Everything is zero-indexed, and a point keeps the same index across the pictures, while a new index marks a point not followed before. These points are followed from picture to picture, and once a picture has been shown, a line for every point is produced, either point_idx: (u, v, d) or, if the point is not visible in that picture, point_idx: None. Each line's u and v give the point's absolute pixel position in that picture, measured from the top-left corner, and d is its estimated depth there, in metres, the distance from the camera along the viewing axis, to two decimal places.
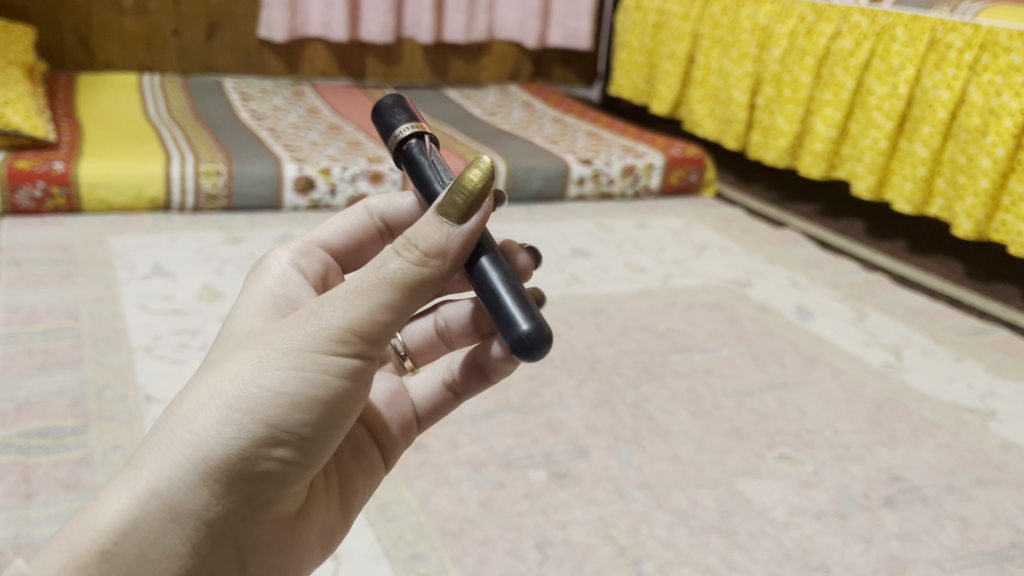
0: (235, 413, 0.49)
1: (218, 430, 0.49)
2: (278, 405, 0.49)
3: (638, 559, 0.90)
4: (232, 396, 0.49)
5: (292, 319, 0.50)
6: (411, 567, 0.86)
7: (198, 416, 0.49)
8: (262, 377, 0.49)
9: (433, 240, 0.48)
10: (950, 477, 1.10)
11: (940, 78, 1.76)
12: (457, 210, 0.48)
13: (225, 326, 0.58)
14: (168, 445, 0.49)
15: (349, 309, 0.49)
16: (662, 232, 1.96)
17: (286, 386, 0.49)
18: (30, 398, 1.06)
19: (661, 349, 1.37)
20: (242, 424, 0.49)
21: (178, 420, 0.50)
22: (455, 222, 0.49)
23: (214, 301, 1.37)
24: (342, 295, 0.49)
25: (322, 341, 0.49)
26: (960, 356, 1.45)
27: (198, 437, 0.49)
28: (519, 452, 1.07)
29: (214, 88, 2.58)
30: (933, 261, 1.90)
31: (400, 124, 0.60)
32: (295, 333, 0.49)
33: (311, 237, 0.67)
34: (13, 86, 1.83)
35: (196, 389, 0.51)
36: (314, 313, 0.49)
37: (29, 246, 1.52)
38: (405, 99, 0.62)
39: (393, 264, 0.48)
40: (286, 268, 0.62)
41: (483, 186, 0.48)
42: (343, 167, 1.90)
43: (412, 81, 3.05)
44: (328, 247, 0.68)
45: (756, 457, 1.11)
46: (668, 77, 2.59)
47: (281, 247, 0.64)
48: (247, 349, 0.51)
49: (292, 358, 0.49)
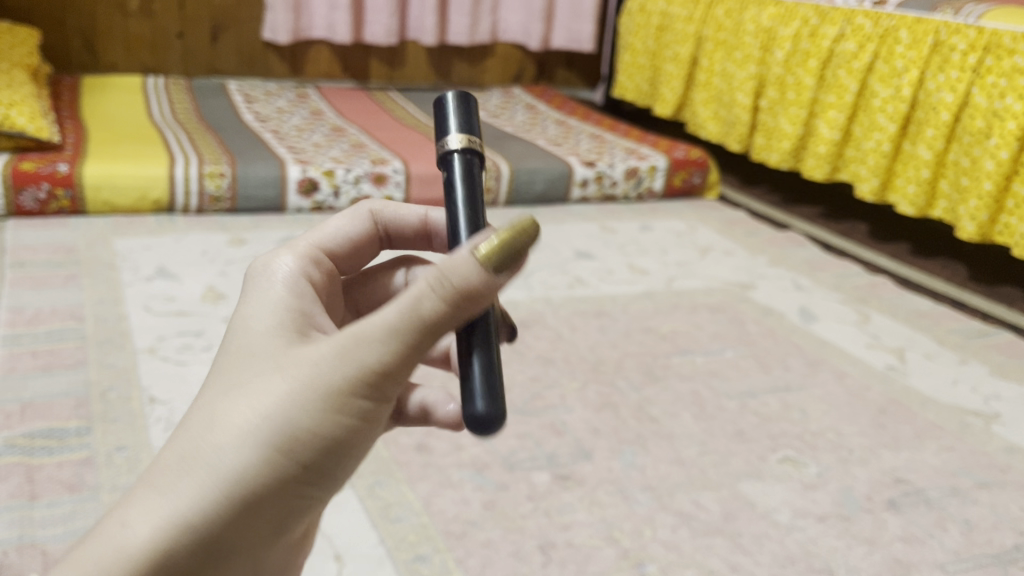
0: (279, 453, 0.44)
1: (259, 471, 0.44)
2: (321, 451, 0.45)
3: (642, 561, 0.90)
4: (277, 433, 0.44)
5: (327, 349, 0.45)
6: (414, 569, 0.86)
7: (236, 452, 0.44)
8: (304, 420, 0.45)
9: (465, 284, 0.41)
10: (954, 480, 1.10)
11: (943, 80, 1.76)
12: (492, 252, 0.41)
13: (236, 323, 0.51)
14: (198, 481, 0.44)
15: (393, 352, 0.43)
16: (666, 234, 1.96)
17: (329, 428, 0.45)
18: (34, 399, 1.06)
19: (665, 351, 1.38)
20: (286, 465, 0.45)
21: (209, 452, 0.45)
22: (489, 268, 0.41)
23: (218, 302, 1.38)
24: (381, 329, 0.43)
25: (362, 383, 0.44)
26: (964, 359, 1.45)
27: (235, 477, 0.44)
28: (522, 454, 1.07)
29: (218, 90, 2.59)
30: (937, 264, 1.90)
31: (451, 132, 0.52)
32: (336, 371, 0.44)
33: (310, 241, 0.60)
34: (18, 88, 1.84)
35: (229, 415, 0.46)
36: (354, 348, 0.44)
37: (34, 248, 1.53)
38: (473, 102, 0.54)
39: (427, 301, 0.42)
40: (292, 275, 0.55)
41: (520, 240, 0.42)
42: (347, 169, 1.90)
43: (416, 83, 3.06)
44: (332, 246, 0.61)
45: (758, 459, 1.11)
46: (671, 80, 2.59)
47: (282, 250, 0.56)
48: (281, 378, 0.45)
49: (337, 400, 0.44)
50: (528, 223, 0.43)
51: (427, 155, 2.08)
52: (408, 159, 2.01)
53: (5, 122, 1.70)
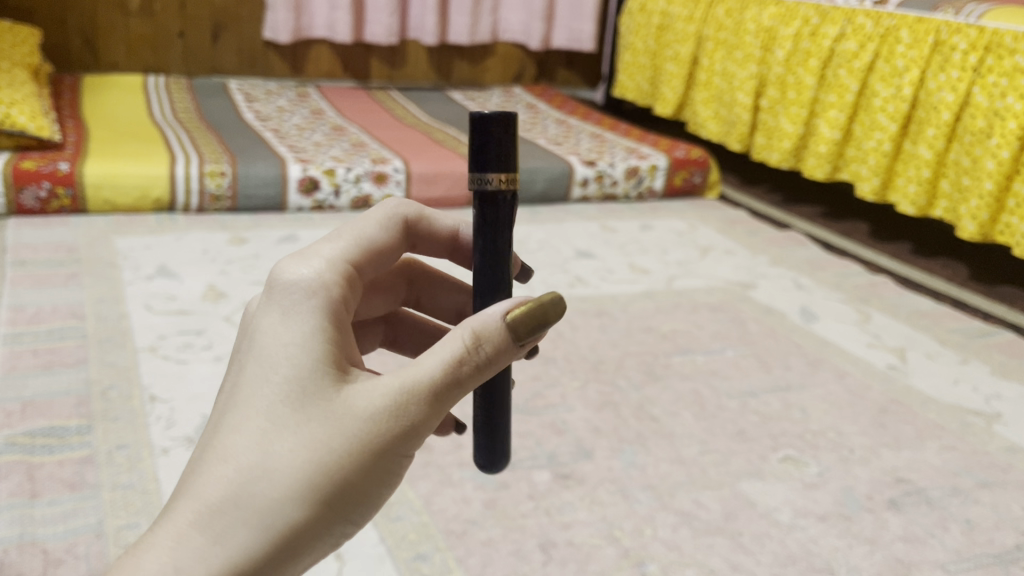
0: (327, 504, 0.48)
1: (308, 521, 0.48)
2: (359, 496, 0.49)
3: (643, 560, 0.90)
4: (329, 489, 0.48)
5: (378, 398, 0.48)
6: (415, 568, 0.86)
7: (289, 507, 0.47)
8: (353, 474, 0.48)
9: (495, 351, 0.49)
10: (956, 479, 1.09)
11: (944, 80, 1.76)
12: (518, 324, 0.50)
13: (263, 355, 0.49)
14: (249, 526, 0.47)
15: (435, 407, 0.49)
16: (667, 233, 1.96)
17: (373, 477, 0.49)
18: (35, 398, 1.06)
19: (665, 350, 1.38)
20: (332, 512, 0.48)
21: (262, 500, 0.47)
22: (515, 340, 0.50)
23: (218, 301, 1.37)
24: (431, 385, 0.48)
25: (406, 438, 0.49)
26: (965, 358, 1.44)
27: (287, 526, 0.47)
28: (522, 453, 1.07)
29: (218, 89, 2.59)
30: (938, 264, 1.90)
31: (487, 174, 0.50)
32: (387, 424, 0.48)
33: (338, 243, 0.55)
34: (19, 87, 1.84)
35: (280, 463, 0.47)
36: (404, 401, 0.48)
37: (35, 246, 1.53)
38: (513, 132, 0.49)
39: (465, 363, 0.49)
40: (317, 294, 0.50)
41: (545, 314, 0.50)
42: (347, 168, 1.90)
43: (417, 83, 3.06)
44: (363, 250, 0.56)
45: (759, 458, 1.11)
46: (672, 79, 2.60)
47: (301, 266, 0.51)
48: (331, 427, 0.48)
49: (385, 455, 0.49)
50: (553, 298, 0.51)
51: (427, 153, 2.08)
52: (408, 159, 2.01)
53: (6, 120, 1.70)
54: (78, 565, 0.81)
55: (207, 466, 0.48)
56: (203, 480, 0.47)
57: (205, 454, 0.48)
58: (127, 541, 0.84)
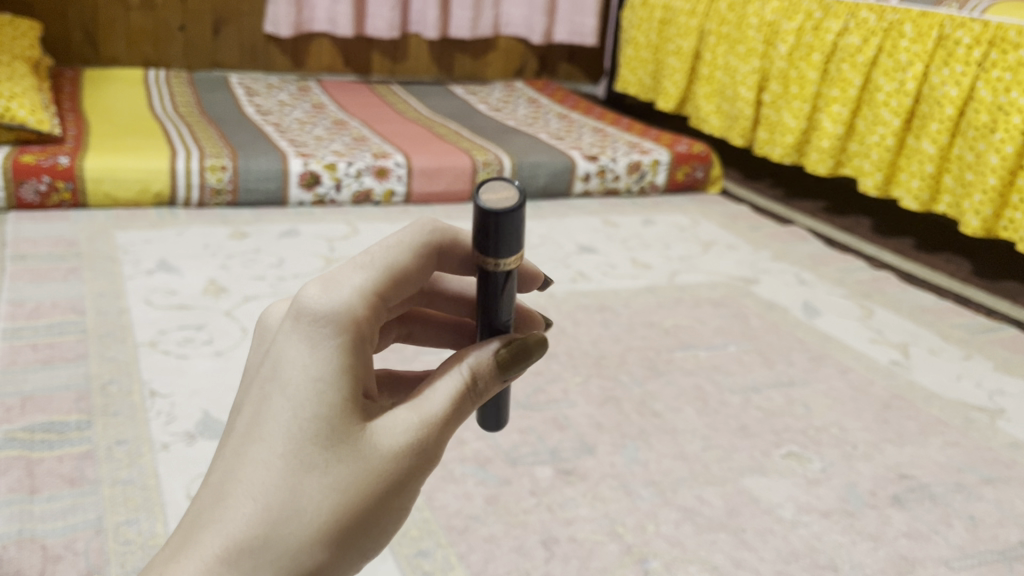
0: (346, 542, 0.48)
1: (330, 558, 0.48)
2: (375, 530, 0.50)
3: (645, 557, 0.90)
4: (349, 528, 0.48)
5: (398, 438, 0.49)
6: (417, 564, 0.86)
7: (311, 547, 0.47)
8: (375, 510, 0.49)
9: (488, 384, 0.53)
10: (958, 475, 1.09)
11: (947, 74, 1.75)
12: (507, 358, 0.54)
13: (289, 392, 0.47)
14: (276, 567, 0.46)
15: (444, 439, 0.51)
16: (669, 228, 1.95)
17: (388, 513, 0.50)
18: (35, 393, 1.05)
19: (668, 345, 1.37)
20: (349, 549, 0.49)
21: (290, 540, 0.46)
22: (505, 374, 0.54)
23: (219, 295, 1.37)
24: (442, 421, 0.51)
25: (420, 473, 0.50)
26: (967, 354, 1.44)
27: (308, 564, 0.47)
28: (525, 448, 1.06)
29: (220, 83, 2.58)
30: (941, 259, 1.89)
31: (490, 250, 0.54)
32: (407, 462, 0.49)
33: (371, 270, 0.49)
34: (19, 80, 1.83)
35: (308, 503, 0.47)
36: (421, 439, 0.50)
37: (35, 240, 1.52)
38: (517, 217, 0.52)
39: (463, 395, 0.52)
40: (343, 327, 0.47)
41: (529, 349, 0.55)
42: (348, 162, 1.89)
43: (417, 77, 3.05)
44: (388, 271, 0.50)
45: (763, 454, 1.10)
46: (674, 73, 2.59)
47: (326, 294, 0.47)
48: (359, 468, 0.48)
49: (399, 492, 0.50)
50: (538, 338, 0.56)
51: (429, 148, 2.08)
52: (409, 153, 2.00)
53: (5, 114, 1.69)
54: (77, 562, 0.80)
55: (230, 503, 0.46)
56: (229, 518, 0.46)
57: (227, 488, 0.47)
58: (126, 537, 0.84)
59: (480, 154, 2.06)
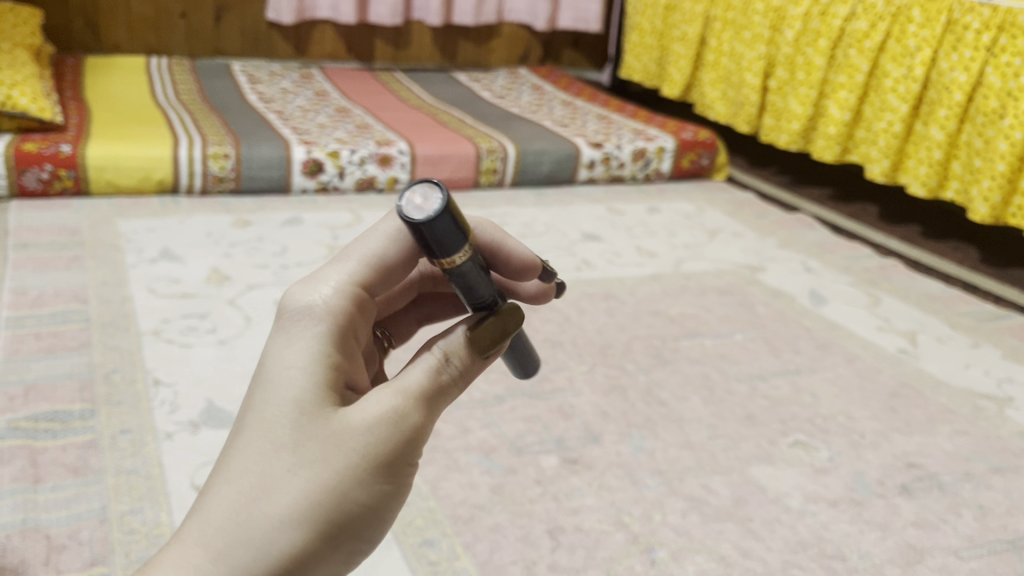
0: (327, 526, 0.46)
1: (310, 542, 0.46)
2: (357, 512, 0.47)
3: (652, 547, 0.89)
4: (326, 509, 0.46)
5: (371, 413, 0.48)
6: (422, 554, 0.85)
7: (289, 530, 0.45)
8: (353, 489, 0.47)
9: (466, 362, 0.52)
10: (967, 464, 1.08)
11: (956, 59, 1.73)
12: (490, 339, 0.52)
13: (266, 378, 0.47)
14: (249, 547, 0.44)
15: (425, 416, 0.49)
16: (674, 216, 1.94)
17: (370, 495, 0.48)
18: (38, 381, 1.05)
19: (673, 334, 1.36)
20: (330, 535, 0.47)
21: (265, 520, 0.45)
22: (483, 353, 0.53)
23: (222, 284, 1.36)
24: (417, 396, 0.49)
25: (404, 451, 0.48)
26: (976, 342, 1.43)
27: (287, 549, 0.45)
28: (530, 437, 1.05)
29: (222, 71, 2.57)
30: (948, 247, 1.88)
31: (437, 257, 0.50)
32: (384, 439, 0.47)
33: (350, 263, 0.51)
34: (20, 68, 1.82)
35: (281, 481, 0.46)
36: (396, 414, 0.48)
37: (37, 229, 1.51)
38: (447, 218, 0.48)
39: (443, 374, 0.51)
40: (321, 314, 0.49)
41: (508, 325, 0.53)
42: (352, 150, 1.89)
43: (420, 64, 3.04)
44: (371, 267, 0.52)
45: (770, 443, 1.09)
46: (679, 60, 2.56)
47: (306, 288, 0.49)
48: (332, 443, 0.46)
49: (379, 471, 0.48)
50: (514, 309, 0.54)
51: (432, 135, 2.06)
52: (412, 140, 1.99)
53: (7, 102, 1.68)
54: (81, 551, 0.80)
55: (209, 491, 0.46)
56: (209, 502, 0.46)
57: (211, 476, 0.47)
58: (130, 527, 0.83)
59: (484, 141, 2.05)
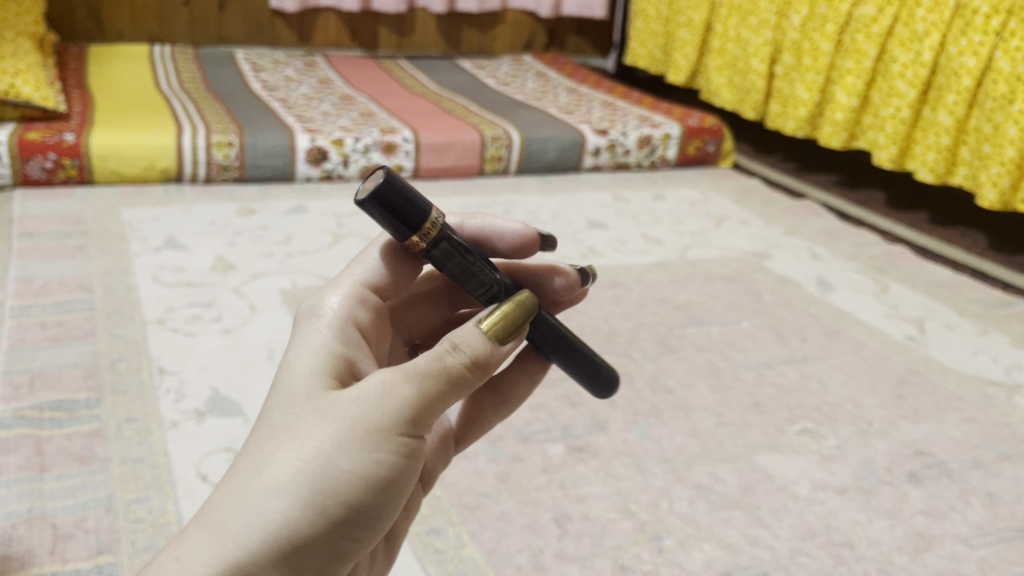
0: (315, 494, 0.46)
1: (299, 510, 0.46)
2: (347, 483, 0.47)
3: (659, 535, 0.89)
4: (311, 476, 0.46)
5: (360, 387, 0.49)
6: (428, 542, 0.85)
7: (277, 497, 0.46)
8: (339, 457, 0.47)
9: (477, 348, 0.51)
10: (976, 452, 1.08)
11: (965, 44, 1.70)
12: (498, 329, 0.52)
13: (277, 370, 0.52)
14: (237, 515, 0.46)
15: (418, 390, 0.49)
16: (680, 203, 1.93)
17: (361, 467, 0.47)
18: (43, 370, 1.05)
19: (680, 322, 1.35)
20: (321, 504, 0.47)
21: (256, 487, 0.46)
22: (495, 342, 0.52)
23: (227, 273, 1.36)
24: (411, 371, 0.49)
25: (394, 421, 0.48)
26: (984, 329, 1.42)
27: (276, 516, 0.46)
28: (536, 426, 1.05)
29: (225, 59, 2.56)
30: (956, 233, 1.87)
31: (405, 238, 0.56)
32: (371, 407, 0.48)
33: (354, 269, 0.60)
34: (22, 56, 1.81)
35: (273, 451, 0.47)
36: (385, 386, 0.48)
37: (41, 218, 1.51)
38: (403, 196, 0.54)
39: (449, 360, 0.50)
40: (336, 315, 0.56)
41: (517, 312, 0.53)
42: (356, 138, 1.88)
43: (425, 51, 3.02)
44: (377, 275, 0.61)
45: (777, 431, 1.09)
46: (685, 46, 2.54)
47: (328, 293, 0.58)
48: (320, 415, 0.48)
49: (368, 440, 0.47)
50: (526, 298, 0.55)
51: (436, 123, 2.05)
52: (417, 128, 1.98)
53: (10, 91, 1.68)
54: (87, 540, 0.80)
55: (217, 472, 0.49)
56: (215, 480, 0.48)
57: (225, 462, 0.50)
58: (136, 515, 0.83)
59: (489, 129, 2.04)
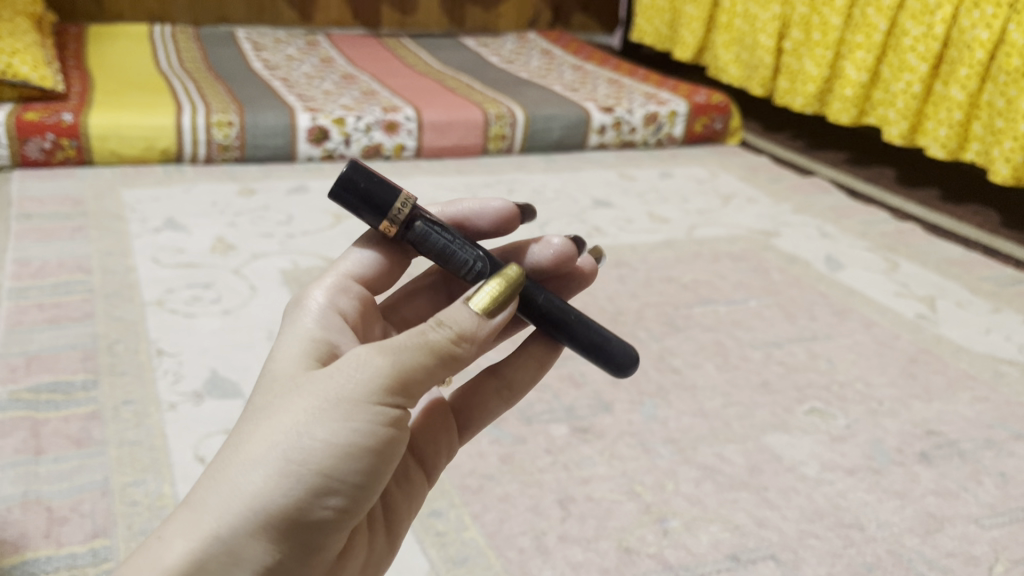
0: (291, 464, 0.45)
1: (276, 482, 0.45)
2: (323, 451, 0.45)
3: (664, 517, 0.87)
4: (287, 447, 0.45)
5: (339, 362, 0.48)
6: (430, 525, 0.83)
7: (254, 470, 0.45)
8: (313, 427, 0.45)
9: (465, 325, 0.49)
10: (988, 431, 1.06)
11: (978, 17, 1.66)
12: (490, 309, 0.50)
13: (267, 361, 0.52)
14: (217, 491, 0.45)
15: (395, 358, 0.47)
16: (686, 181, 1.90)
17: (339, 436, 0.46)
18: (41, 352, 1.04)
19: (686, 301, 1.33)
20: (299, 476, 0.45)
21: (233, 462, 0.45)
22: (485, 316, 0.50)
23: (227, 254, 1.34)
24: (389, 344, 0.48)
25: (370, 390, 0.46)
26: (996, 307, 1.39)
27: (253, 488, 0.45)
28: (540, 407, 1.03)
29: (226, 38, 2.53)
30: (967, 210, 1.84)
31: (375, 223, 0.59)
32: (348, 377, 0.47)
33: (338, 265, 0.61)
34: (20, 36, 1.79)
35: (254, 428, 0.47)
36: (362, 358, 0.47)
37: (40, 199, 1.49)
38: (365, 180, 0.58)
39: (432, 335, 0.48)
40: (322, 307, 0.56)
41: (507, 290, 0.52)
42: (358, 117, 1.85)
43: (429, 30, 2.99)
44: (364, 269, 0.61)
45: (785, 411, 1.07)
46: (691, 22, 2.50)
47: (314, 287, 0.58)
48: (299, 391, 0.47)
49: (344, 409, 0.46)
50: (513, 273, 0.54)
51: (439, 101, 2.03)
52: (420, 106, 1.95)
53: (8, 70, 1.66)
54: (83, 524, 0.79)
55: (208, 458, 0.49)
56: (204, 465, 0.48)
57: None
58: (133, 499, 0.82)
59: (492, 107, 2.01)
